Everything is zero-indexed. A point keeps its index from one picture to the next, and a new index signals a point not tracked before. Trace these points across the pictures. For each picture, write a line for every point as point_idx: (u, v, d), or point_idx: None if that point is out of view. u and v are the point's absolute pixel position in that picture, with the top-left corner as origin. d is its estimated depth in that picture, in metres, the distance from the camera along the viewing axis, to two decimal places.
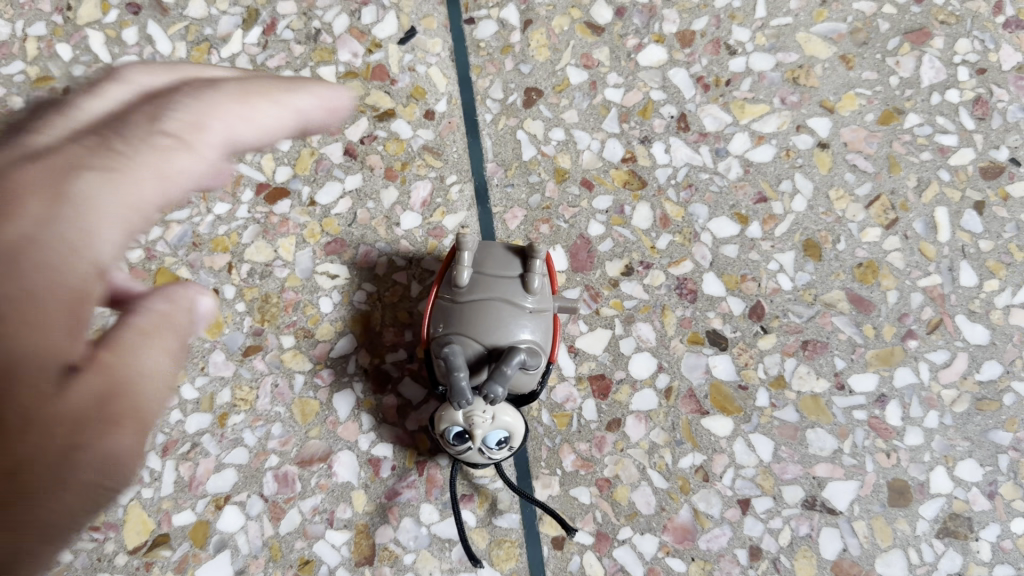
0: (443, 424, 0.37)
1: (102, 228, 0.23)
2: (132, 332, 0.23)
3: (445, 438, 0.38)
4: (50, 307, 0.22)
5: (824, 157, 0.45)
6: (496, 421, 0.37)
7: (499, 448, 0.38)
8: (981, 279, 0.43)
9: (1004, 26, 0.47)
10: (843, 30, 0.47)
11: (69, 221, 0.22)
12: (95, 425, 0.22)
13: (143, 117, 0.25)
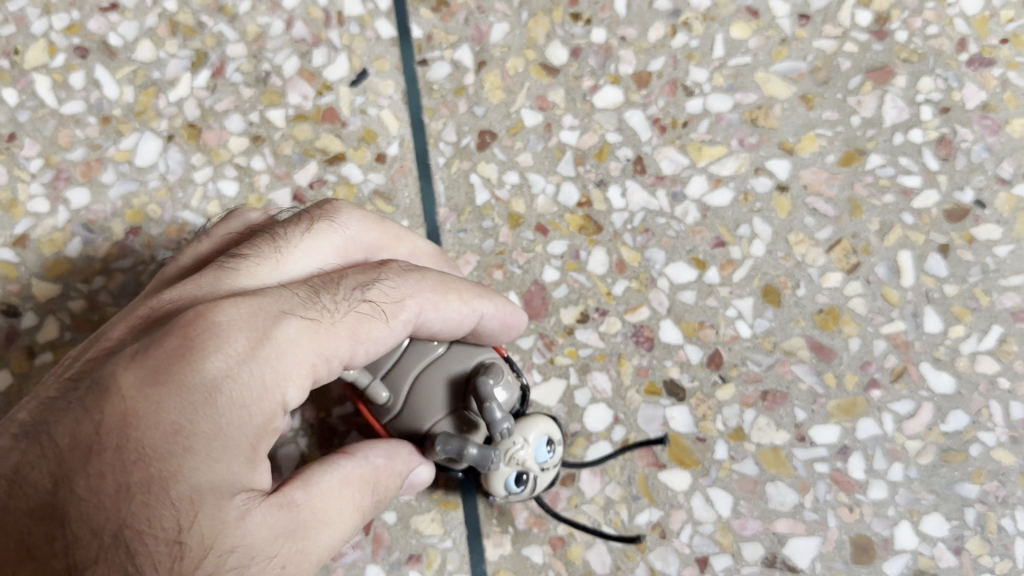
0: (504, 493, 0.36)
1: (300, 373, 0.30)
2: (314, 471, 0.31)
3: (522, 495, 0.36)
4: (236, 440, 0.28)
5: (783, 201, 0.43)
6: (530, 439, 0.35)
7: (551, 450, 0.36)
8: (946, 325, 0.42)
9: (968, 63, 0.46)
10: (803, 68, 0.46)
11: (310, 373, 0.30)
12: (263, 562, 0.29)
13: (401, 267, 0.34)
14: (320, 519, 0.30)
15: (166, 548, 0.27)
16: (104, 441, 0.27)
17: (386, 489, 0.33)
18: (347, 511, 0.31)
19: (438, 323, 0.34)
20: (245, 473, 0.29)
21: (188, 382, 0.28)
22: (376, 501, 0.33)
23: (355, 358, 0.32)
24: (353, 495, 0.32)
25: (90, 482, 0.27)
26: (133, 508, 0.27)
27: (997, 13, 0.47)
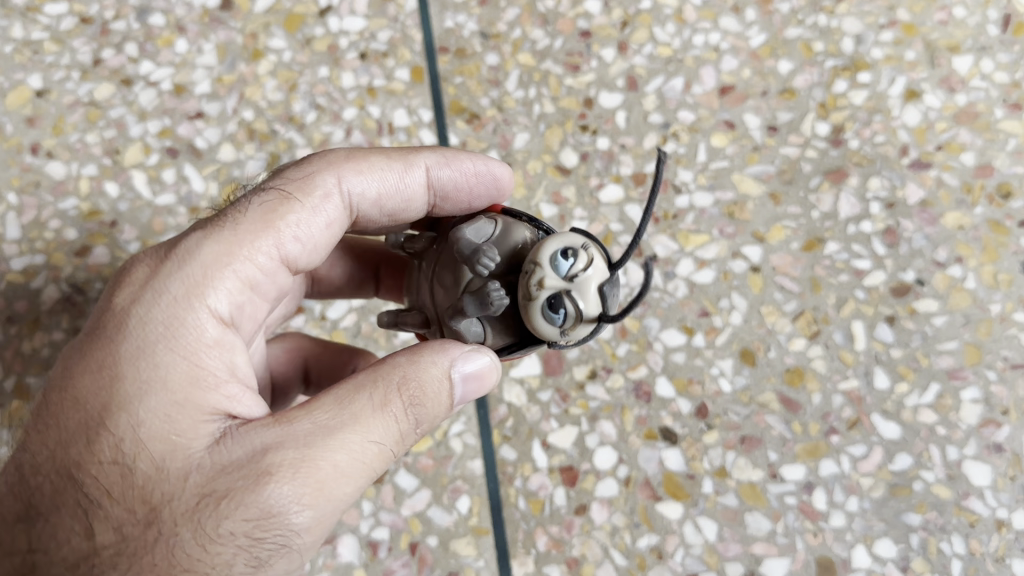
0: (559, 327, 0.34)
1: (211, 277, 0.35)
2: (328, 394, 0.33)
3: (574, 318, 0.34)
4: (162, 358, 0.33)
5: (756, 279, 0.53)
6: (541, 260, 0.34)
7: (575, 261, 0.34)
8: (893, 382, 0.50)
9: (910, 166, 0.55)
10: (772, 171, 0.55)
11: (218, 271, 0.35)
12: (246, 471, 0.32)
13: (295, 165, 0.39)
14: (326, 428, 0.33)
15: (119, 470, 0.32)
16: (49, 399, 0.34)
17: (417, 389, 0.34)
18: (361, 415, 0.33)
19: (368, 185, 0.40)
20: (184, 388, 0.33)
21: (106, 327, 0.34)
22: (408, 400, 0.34)
23: (280, 243, 0.36)
24: (365, 399, 0.33)
25: (41, 436, 0.33)
26: (80, 448, 0.33)
27: (933, 124, 0.57)
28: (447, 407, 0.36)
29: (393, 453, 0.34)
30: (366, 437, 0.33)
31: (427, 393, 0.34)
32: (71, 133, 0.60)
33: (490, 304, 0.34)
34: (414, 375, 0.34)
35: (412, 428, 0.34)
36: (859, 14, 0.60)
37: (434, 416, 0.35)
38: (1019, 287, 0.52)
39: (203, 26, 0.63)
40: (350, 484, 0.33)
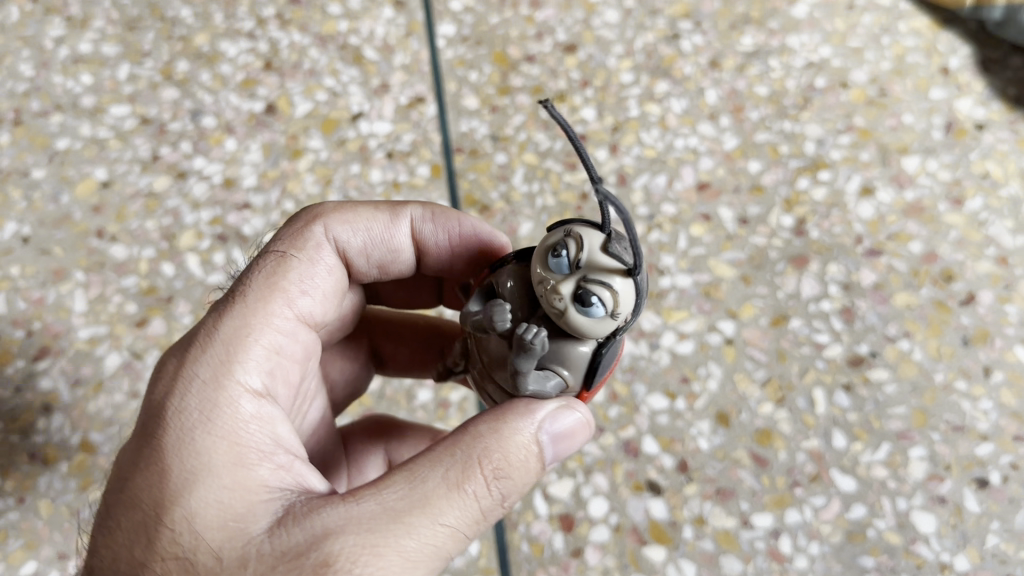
0: (603, 303, 0.37)
1: (237, 356, 0.41)
2: (398, 480, 0.38)
3: (604, 286, 0.36)
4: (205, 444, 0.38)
5: (730, 350, 0.60)
6: (541, 277, 0.38)
7: (560, 254, 0.37)
8: (849, 442, 0.57)
9: (865, 253, 0.63)
10: (742, 257, 0.63)
11: (240, 346, 0.41)
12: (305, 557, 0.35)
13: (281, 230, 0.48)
14: (393, 510, 0.37)
15: (183, 559, 0.36)
16: (114, 502, 0.38)
17: (498, 459, 0.39)
18: (432, 494, 0.37)
19: (357, 237, 0.48)
20: (230, 470, 0.38)
21: (153, 425, 0.39)
22: (493, 472, 0.38)
23: (290, 304, 0.44)
24: (439, 475, 0.38)
25: (110, 538, 0.38)
26: (144, 543, 0.37)
27: (884, 217, 0.65)
28: (527, 476, 0.40)
29: (461, 532, 0.38)
30: (435, 515, 0.37)
31: (502, 467, 0.39)
32: (134, 219, 0.69)
33: (532, 349, 0.38)
34: (494, 446, 0.39)
35: (486, 500, 0.38)
36: (820, 120, 0.68)
37: (512, 487, 0.39)
38: (960, 359, 0.60)
39: (249, 127, 0.72)
40: (418, 563, 0.36)
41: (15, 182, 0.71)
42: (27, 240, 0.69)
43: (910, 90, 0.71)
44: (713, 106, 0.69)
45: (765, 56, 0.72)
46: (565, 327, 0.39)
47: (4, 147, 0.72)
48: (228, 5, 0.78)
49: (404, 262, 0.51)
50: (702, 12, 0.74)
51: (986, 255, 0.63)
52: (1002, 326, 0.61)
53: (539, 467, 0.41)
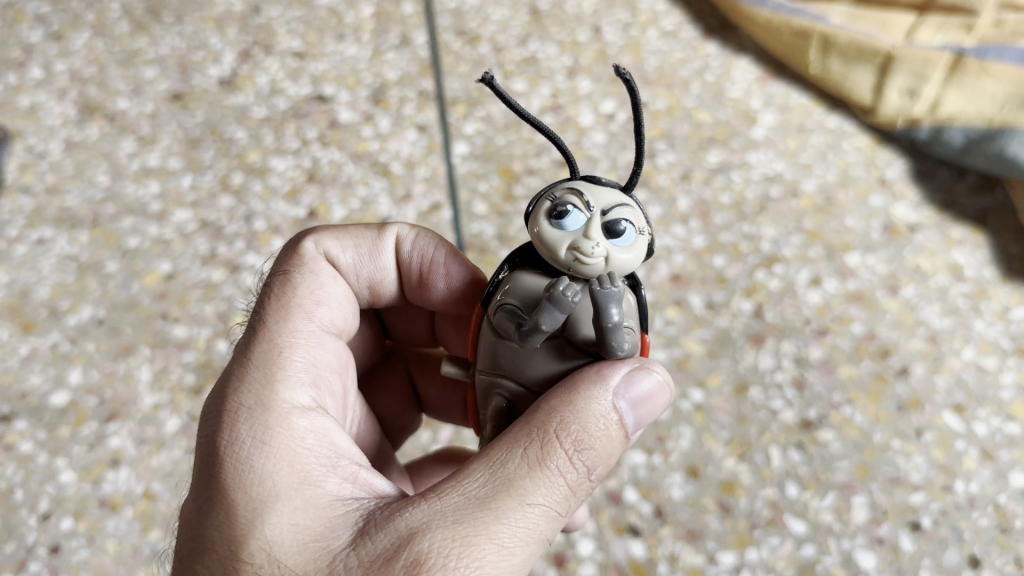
0: (630, 221, 0.43)
1: (278, 381, 0.44)
2: (476, 471, 0.40)
3: (620, 208, 0.43)
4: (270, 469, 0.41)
5: (699, 414, 0.71)
6: (566, 242, 0.43)
7: (568, 209, 0.43)
8: (801, 491, 0.67)
9: (814, 333, 0.74)
10: (710, 336, 0.75)
11: (277, 371, 0.45)
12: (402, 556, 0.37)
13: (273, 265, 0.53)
14: (478, 499, 0.39)
15: None
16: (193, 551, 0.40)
17: (578, 430, 0.41)
18: (516, 476, 0.39)
19: (346, 254, 0.54)
20: (298, 488, 0.41)
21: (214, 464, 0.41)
22: (576, 443, 0.40)
23: (309, 319, 0.49)
24: (520, 456, 0.40)
25: None
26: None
27: (829, 303, 0.76)
28: (610, 444, 0.42)
29: (553, 510, 0.40)
30: (522, 496, 0.39)
31: (583, 438, 0.41)
32: (193, 305, 0.81)
33: (618, 291, 0.42)
34: (572, 417, 0.41)
35: (573, 473, 0.40)
36: (775, 223, 0.81)
37: (595, 456, 0.41)
38: (896, 422, 0.70)
39: (294, 229, 0.85)
40: (518, 542, 0.38)
41: (92, 273, 0.83)
42: (102, 321, 0.80)
43: (852, 198, 0.83)
44: (684, 211, 0.82)
45: (727, 171, 0.85)
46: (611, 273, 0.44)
47: (84, 244, 0.85)
48: (277, 127, 0.92)
49: (391, 285, 0.57)
50: (676, 133, 0.87)
51: (918, 334, 0.75)
52: (933, 394, 0.71)
53: (622, 435, 0.43)
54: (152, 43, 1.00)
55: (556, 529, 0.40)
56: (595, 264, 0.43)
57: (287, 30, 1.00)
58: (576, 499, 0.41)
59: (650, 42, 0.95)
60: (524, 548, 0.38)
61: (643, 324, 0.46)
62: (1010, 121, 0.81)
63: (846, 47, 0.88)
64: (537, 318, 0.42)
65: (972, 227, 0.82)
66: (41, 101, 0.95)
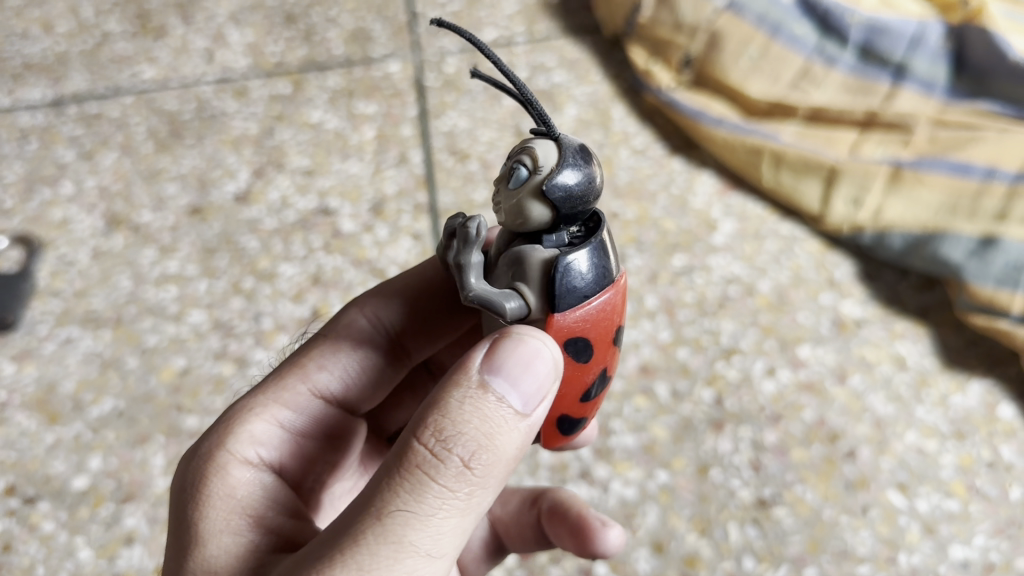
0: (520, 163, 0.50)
1: (228, 441, 0.56)
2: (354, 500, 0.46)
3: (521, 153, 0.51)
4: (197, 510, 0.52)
5: (665, 493, 0.77)
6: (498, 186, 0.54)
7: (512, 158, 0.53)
8: (757, 564, 0.73)
9: (769, 419, 0.82)
10: (674, 422, 0.82)
11: (230, 432, 0.57)
12: None
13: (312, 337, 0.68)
14: (346, 522, 0.45)
15: None
16: None
17: (436, 426, 0.45)
18: (377, 491, 0.45)
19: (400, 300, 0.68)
20: (216, 526, 0.51)
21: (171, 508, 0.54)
22: (435, 440, 0.44)
23: (296, 384, 0.62)
24: (385, 470, 0.45)
25: None
26: None
27: (783, 392, 0.84)
28: (484, 427, 0.45)
29: (417, 511, 0.44)
30: (379, 507, 0.44)
31: (443, 428, 0.45)
32: (205, 397, 0.89)
33: (471, 231, 0.51)
34: (431, 416, 0.45)
35: (438, 464, 0.44)
36: (734, 319, 0.90)
37: (465, 443, 0.45)
38: (844, 499, 0.76)
39: (299, 328, 0.93)
40: (381, 555, 0.43)
41: (113, 369, 0.91)
42: (122, 413, 0.88)
43: (804, 297, 0.92)
44: (652, 308, 0.90)
45: (690, 273, 0.94)
46: (512, 217, 0.51)
47: (107, 342, 0.94)
48: (286, 238, 1.02)
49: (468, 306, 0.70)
50: (645, 240, 0.97)
51: (864, 420, 0.82)
52: (878, 473, 0.78)
53: (502, 414, 0.46)
54: (173, 162, 1.11)
55: (438, 525, 0.44)
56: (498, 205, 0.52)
57: (297, 151, 1.11)
58: (455, 489, 0.44)
59: (622, 159, 1.06)
60: (389, 557, 0.43)
61: (553, 305, 0.49)
62: (941, 226, 0.91)
63: (795, 162, 0.99)
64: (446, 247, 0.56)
65: (914, 321, 0.91)
66: (72, 215, 1.05)
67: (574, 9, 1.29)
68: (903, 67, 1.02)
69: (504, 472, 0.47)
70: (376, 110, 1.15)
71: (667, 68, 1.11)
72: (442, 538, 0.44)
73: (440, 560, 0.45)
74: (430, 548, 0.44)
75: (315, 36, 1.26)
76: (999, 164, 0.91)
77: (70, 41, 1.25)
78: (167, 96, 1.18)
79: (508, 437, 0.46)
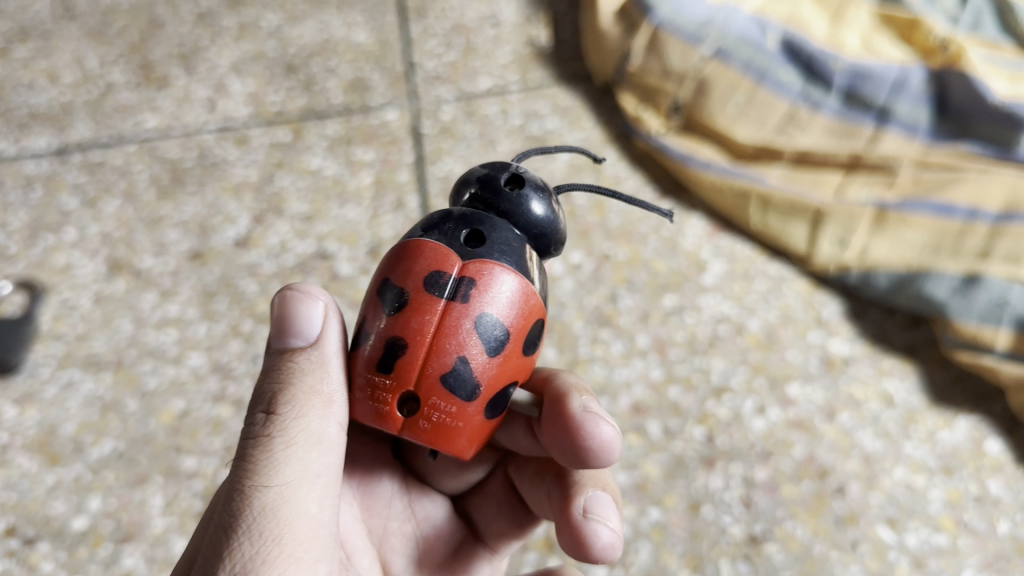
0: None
1: None
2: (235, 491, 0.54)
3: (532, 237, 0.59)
4: None
5: (658, 531, 0.79)
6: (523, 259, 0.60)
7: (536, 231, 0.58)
8: None
9: (759, 456, 0.84)
10: (667, 459, 0.83)
11: None
12: None
13: None
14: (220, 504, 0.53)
15: None
16: None
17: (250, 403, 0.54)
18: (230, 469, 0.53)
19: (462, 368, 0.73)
20: None
21: None
22: (250, 411, 0.54)
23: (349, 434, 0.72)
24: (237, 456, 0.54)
25: None
26: None
27: (772, 431, 0.86)
28: (277, 378, 0.54)
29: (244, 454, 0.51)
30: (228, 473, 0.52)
31: (253, 401, 0.54)
32: (203, 438, 0.90)
33: None
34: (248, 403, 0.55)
35: (249, 427, 0.52)
36: (724, 357, 0.92)
37: (264, 396, 0.53)
38: (833, 535, 0.79)
39: None
40: (227, 494, 0.50)
41: (113, 411, 0.93)
42: (121, 455, 0.89)
43: (792, 335, 0.95)
44: (643, 347, 0.92)
45: (681, 313, 0.96)
46: None
47: (108, 385, 0.95)
48: (284, 281, 1.04)
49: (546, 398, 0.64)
50: (637, 281, 0.99)
51: (853, 455, 0.85)
52: (867, 509, 0.81)
53: (292, 360, 0.54)
54: (175, 208, 1.13)
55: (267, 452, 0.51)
56: None
57: (297, 197, 1.14)
58: (265, 431, 0.51)
59: (613, 203, 1.08)
60: (231, 491, 0.50)
61: None
62: (926, 265, 0.93)
63: (781, 204, 1.01)
64: None
65: (901, 359, 0.94)
66: (75, 260, 1.07)
67: (566, 57, 1.32)
68: (886, 111, 1.05)
69: (317, 399, 0.53)
70: (373, 157, 1.18)
71: (656, 114, 1.14)
72: (276, 465, 0.50)
73: (289, 486, 0.50)
74: (265, 477, 0.50)
75: (315, 86, 1.29)
76: (981, 204, 0.93)
77: (76, 91, 1.29)
78: (170, 144, 1.21)
79: (301, 372, 0.54)
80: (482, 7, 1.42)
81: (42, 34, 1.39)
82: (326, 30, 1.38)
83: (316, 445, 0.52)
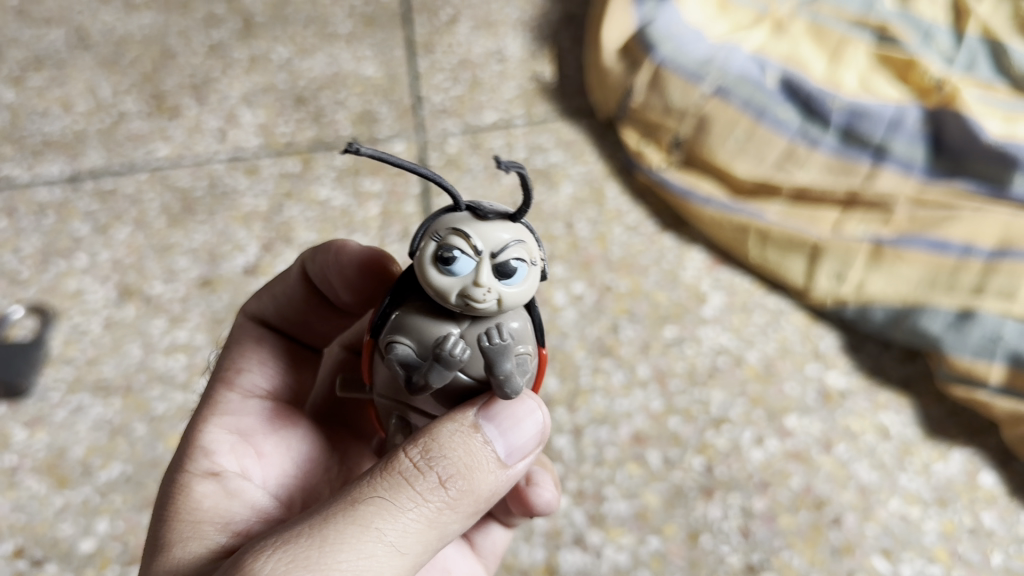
0: (469, 251, 0.52)
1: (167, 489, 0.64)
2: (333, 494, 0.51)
3: (457, 234, 0.53)
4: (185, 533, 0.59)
5: (658, 560, 0.81)
6: (490, 294, 0.53)
7: (510, 265, 0.53)
8: None
9: (756, 486, 0.86)
10: (667, 489, 0.85)
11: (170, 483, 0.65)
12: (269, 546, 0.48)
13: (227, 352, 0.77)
14: (331, 513, 0.49)
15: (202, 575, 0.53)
16: None
17: (427, 445, 0.52)
18: (363, 488, 0.50)
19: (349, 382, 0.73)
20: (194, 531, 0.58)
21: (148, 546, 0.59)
22: (422, 454, 0.51)
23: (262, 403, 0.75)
24: (372, 473, 0.51)
25: None
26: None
27: (769, 462, 0.88)
28: (465, 455, 0.52)
29: (391, 501, 0.50)
30: (357, 498, 0.50)
31: (431, 449, 0.52)
32: None
33: (505, 346, 0.52)
34: (423, 438, 0.52)
35: (415, 474, 0.51)
36: (723, 388, 0.94)
37: (448, 464, 0.51)
38: (829, 565, 0.81)
39: None
40: (356, 527, 0.48)
41: (121, 435, 0.94)
42: (129, 478, 0.91)
43: (790, 368, 0.96)
44: (644, 377, 0.94)
45: (681, 344, 0.98)
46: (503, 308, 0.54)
47: (117, 409, 0.96)
48: None
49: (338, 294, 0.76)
50: (637, 312, 1.01)
51: (850, 486, 0.87)
52: (862, 540, 0.83)
53: (484, 449, 0.53)
54: (185, 236, 1.15)
55: (412, 520, 0.50)
56: (488, 305, 0.53)
57: (305, 226, 1.16)
58: (427, 498, 0.50)
59: (615, 236, 1.11)
60: (364, 531, 0.48)
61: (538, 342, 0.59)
62: (921, 299, 0.95)
63: (780, 238, 1.04)
64: (429, 376, 0.53)
65: (897, 392, 0.96)
66: (86, 286, 1.09)
67: (570, 93, 1.36)
68: (883, 148, 1.06)
69: (473, 506, 0.53)
70: (380, 188, 1.21)
71: (657, 149, 1.16)
72: (410, 534, 0.50)
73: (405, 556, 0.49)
74: (398, 541, 0.49)
75: (324, 118, 1.32)
76: (976, 240, 0.95)
77: (89, 120, 1.32)
78: (181, 173, 1.24)
79: (482, 470, 0.53)
80: (488, 43, 1.45)
81: (57, 63, 1.42)
82: (335, 63, 1.42)
83: (442, 537, 0.52)
